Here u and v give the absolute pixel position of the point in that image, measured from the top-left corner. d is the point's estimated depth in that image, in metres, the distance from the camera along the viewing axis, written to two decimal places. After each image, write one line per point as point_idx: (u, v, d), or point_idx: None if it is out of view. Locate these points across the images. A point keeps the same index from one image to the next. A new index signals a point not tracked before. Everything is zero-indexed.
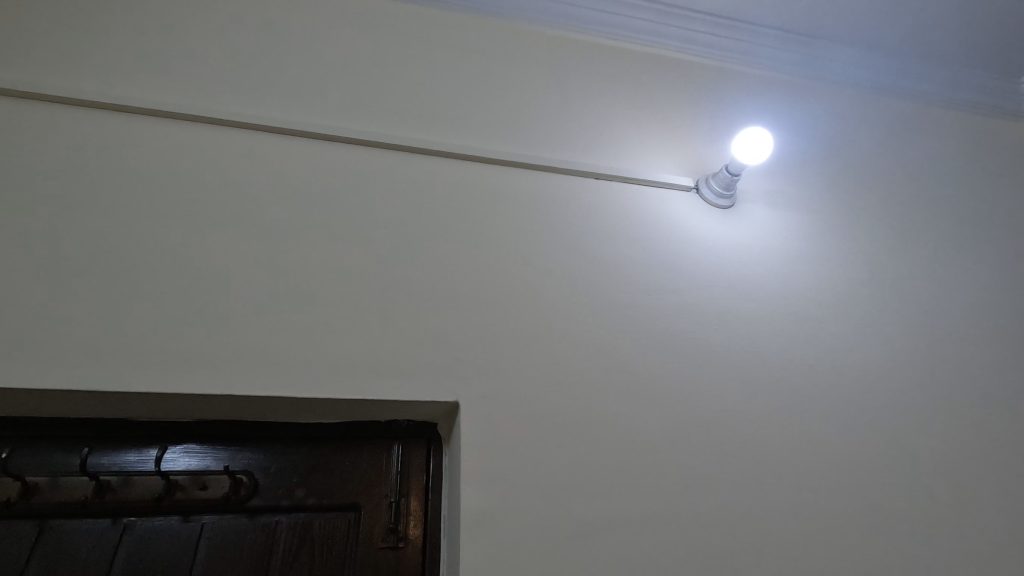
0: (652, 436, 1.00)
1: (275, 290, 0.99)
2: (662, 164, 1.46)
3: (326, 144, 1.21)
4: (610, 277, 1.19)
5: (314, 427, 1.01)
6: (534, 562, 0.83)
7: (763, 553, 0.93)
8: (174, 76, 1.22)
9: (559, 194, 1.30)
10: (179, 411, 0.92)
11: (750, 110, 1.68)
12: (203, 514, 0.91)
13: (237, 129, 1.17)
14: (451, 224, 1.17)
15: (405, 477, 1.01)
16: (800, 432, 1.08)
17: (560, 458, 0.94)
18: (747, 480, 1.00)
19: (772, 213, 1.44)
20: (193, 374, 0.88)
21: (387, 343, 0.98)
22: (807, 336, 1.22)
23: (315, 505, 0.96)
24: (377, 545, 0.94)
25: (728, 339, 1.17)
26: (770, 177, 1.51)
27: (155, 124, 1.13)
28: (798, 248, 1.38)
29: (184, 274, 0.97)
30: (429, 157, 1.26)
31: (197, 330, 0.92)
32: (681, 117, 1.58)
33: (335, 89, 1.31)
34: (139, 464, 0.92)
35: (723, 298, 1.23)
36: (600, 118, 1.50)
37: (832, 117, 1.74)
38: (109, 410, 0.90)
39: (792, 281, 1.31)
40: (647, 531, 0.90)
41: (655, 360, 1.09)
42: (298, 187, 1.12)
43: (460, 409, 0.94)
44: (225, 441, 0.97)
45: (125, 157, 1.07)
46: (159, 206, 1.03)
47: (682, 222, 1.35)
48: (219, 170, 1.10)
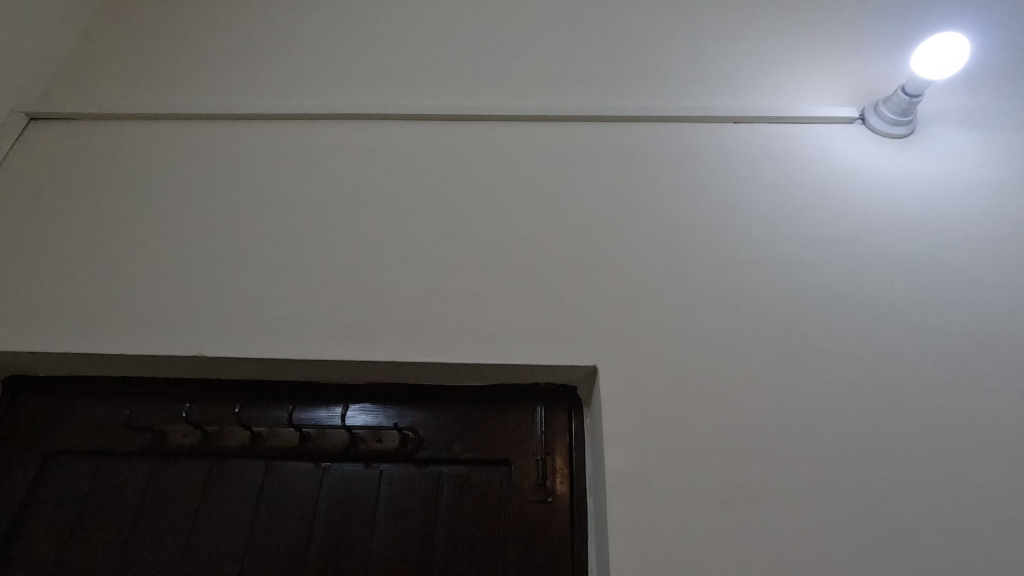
0: (812, 402, 0.92)
1: (423, 266, 1.09)
2: (817, 94, 1.27)
3: (457, 127, 1.28)
4: (755, 230, 1.09)
5: (465, 389, 1.11)
6: (682, 525, 0.83)
7: (959, 535, 0.81)
8: (326, 82, 1.37)
9: (691, 146, 1.21)
10: (355, 375, 1.07)
11: (935, 12, 1.38)
12: (381, 463, 1.06)
13: (380, 123, 1.29)
14: (579, 189, 1.16)
15: (550, 437, 1.07)
16: (1007, 399, 0.91)
17: (705, 423, 0.90)
18: (936, 452, 0.87)
19: (969, 136, 1.18)
20: (363, 343, 1.01)
21: (523, 310, 1.03)
22: (1016, 283, 1.01)
23: (470, 459, 1.05)
24: (528, 498, 1.02)
25: (906, 292, 1.01)
26: (966, 92, 1.24)
27: (315, 127, 1.29)
28: (1006, 175, 1.13)
29: (349, 256, 1.10)
30: (554, 125, 1.27)
31: (362, 305, 1.05)
32: (839, 35, 1.36)
33: (461, 71, 1.38)
34: (329, 419, 1.10)
35: (897, 244, 1.06)
36: (736, 55, 1.36)
37: None
38: (303, 374, 1.08)
39: (995, 217, 1.08)
40: (809, 502, 0.84)
41: (812, 318, 0.99)
42: (435, 170, 1.21)
43: (599, 373, 0.96)
44: (392, 401, 1.11)
45: (295, 159, 1.24)
46: (324, 199, 1.18)
47: (844, 160, 1.17)
48: (369, 163, 1.23)
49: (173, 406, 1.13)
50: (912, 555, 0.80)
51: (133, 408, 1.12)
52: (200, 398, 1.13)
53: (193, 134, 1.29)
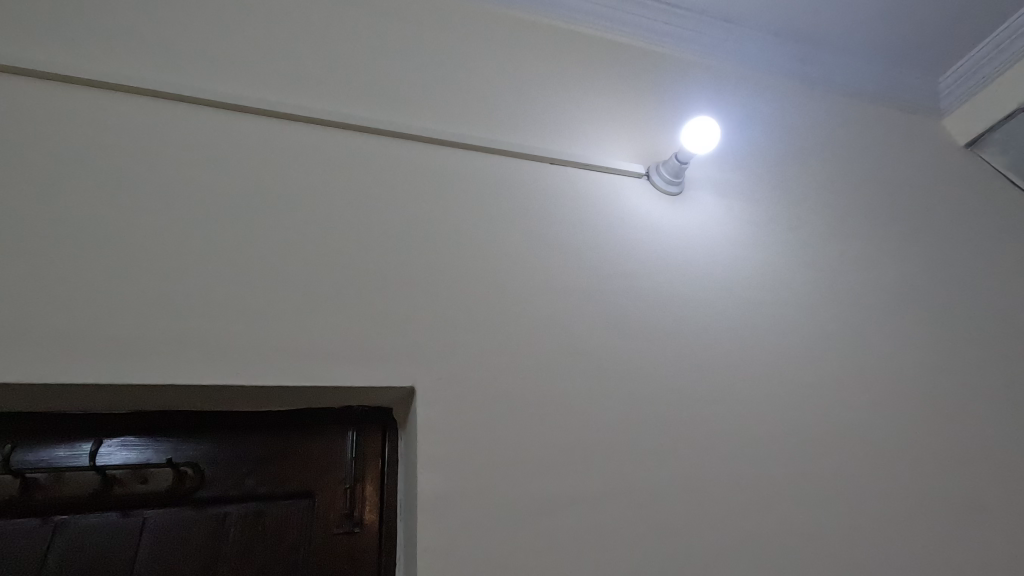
0: (604, 416, 1.04)
1: (220, 275, 0.95)
2: (614, 150, 1.49)
3: (272, 122, 1.16)
4: (564, 261, 1.21)
5: (263, 415, 0.98)
6: (491, 541, 0.85)
7: (705, 522, 0.99)
8: (98, 42, 1.12)
9: (513, 179, 1.30)
10: (114, 402, 0.87)
11: (698, 99, 1.73)
12: (144, 509, 0.87)
13: (172, 103, 1.10)
14: (406, 206, 1.15)
15: (360, 463, 1.00)
16: (740, 407, 1.15)
17: (516, 440, 0.95)
18: (692, 455, 1.05)
19: (717, 200, 1.50)
20: (130, 362, 0.83)
21: (339, 328, 0.96)
22: (747, 316, 1.30)
23: (266, 494, 0.93)
24: (333, 532, 0.94)
25: (676, 321, 1.22)
26: (716, 165, 1.57)
27: (79, 94, 1.04)
28: (740, 233, 1.45)
29: (118, 257, 0.91)
30: (382, 138, 1.24)
31: (132, 317, 0.86)
32: (633, 103, 1.61)
33: (280, 63, 1.26)
34: (70, 459, 0.87)
35: (670, 281, 1.28)
36: (554, 102, 1.50)
37: (771, 108, 1.82)
38: (34, 403, 0.84)
39: (734, 264, 1.38)
40: (598, 507, 0.94)
41: (607, 341, 1.13)
42: (242, 166, 1.07)
43: (416, 394, 0.94)
44: (167, 432, 0.93)
45: (43, 129, 0.98)
46: (85, 184, 0.95)
47: (633, 207, 1.38)
48: (153, 148, 1.03)
49: None
50: (673, 544, 0.95)
51: None
52: None
53: None
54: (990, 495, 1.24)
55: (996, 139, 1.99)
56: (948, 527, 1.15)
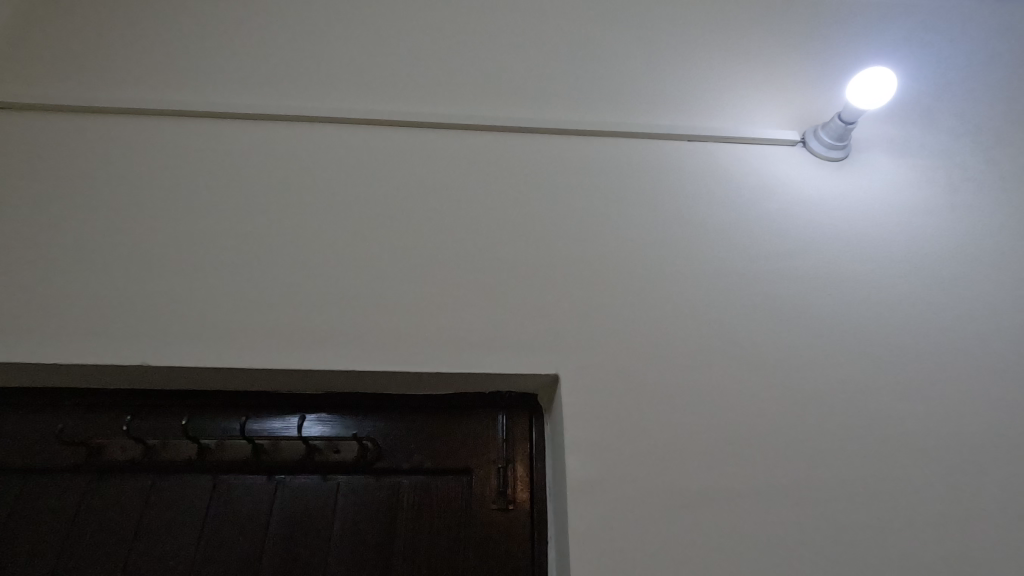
0: (759, 409, 0.97)
1: (385, 275, 1.07)
2: (762, 117, 1.35)
3: (420, 132, 1.27)
4: (708, 244, 1.15)
5: (425, 399, 1.10)
6: (639, 530, 0.86)
7: (886, 530, 0.88)
8: (284, 81, 1.33)
9: (649, 162, 1.26)
10: (313, 384, 1.04)
11: (868, 46, 1.50)
12: (338, 474, 1.04)
13: (340, 124, 1.26)
14: (541, 200, 1.19)
15: (511, 445, 1.08)
16: (930, 403, 0.99)
17: (661, 430, 0.94)
18: (868, 454, 0.94)
19: (896, 162, 1.29)
20: (321, 351, 0.99)
21: (486, 320, 1.03)
22: (936, 298, 1.11)
23: (431, 468, 1.05)
24: (489, 507, 1.02)
25: (843, 305, 1.09)
26: (893, 121, 1.35)
27: (272, 128, 1.25)
28: (927, 199, 1.24)
29: (307, 262, 1.08)
30: (517, 135, 1.28)
31: (320, 314, 1.02)
32: (784, 61, 1.45)
33: (425, 77, 1.37)
34: (284, 430, 1.07)
35: (835, 260, 1.14)
36: (692, 74, 1.42)
37: (968, 45, 1.52)
38: (257, 384, 1.04)
39: (918, 236, 1.18)
40: (756, 504, 0.88)
41: (761, 328, 1.05)
42: (398, 176, 1.20)
43: (560, 381, 0.98)
44: (351, 411, 1.09)
45: (250, 160, 1.20)
46: (281, 203, 1.14)
47: (788, 179, 1.25)
48: (328, 166, 1.20)
49: (112, 418, 1.06)
50: (846, 550, 0.86)
51: (65, 421, 1.05)
52: (142, 410, 1.07)
53: (138, 130, 1.23)
54: None
55: None
56: None
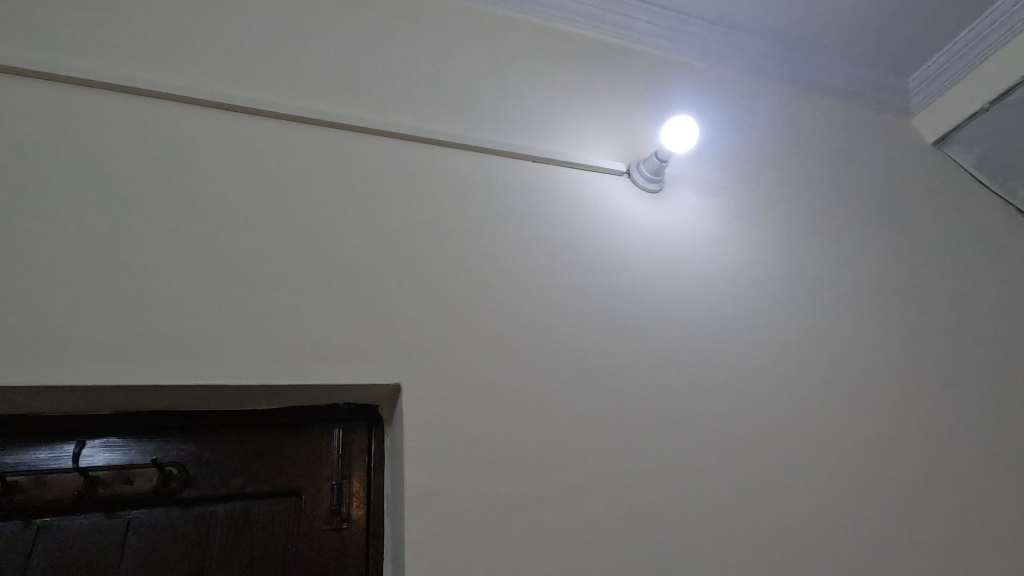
0: (587, 410, 1.06)
1: (203, 275, 0.94)
2: (595, 148, 1.51)
3: (254, 120, 1.15)
4: (546, 259, 1.23)
5: (248, 414, 0.99)
6: (478, 535, 0.87)
7: (685, 511, 1.02)
8: (75, 39, 1.11)
9: (496, 178, 1.31)
10: (98, 404, 0.87)
11: (677, 98, 1.76)
12: (130, 510, 0.87)
13: (152, 100, 1.09)
14: (389, 205, 1.16)
15: (347, 460, 1.01)
16: (719, 399, 1.18)
17: (500, 435, 0.97)
18: (673, 446, 1.08)
19: (696, 198, 1.53)
20: (112, 363, 0.82)
21: (324, 327, 0.97)
22: (723, 312, 1.33)
23: (253, 492, 0.94)
24: (320, 528, 0.95)
25: (655, 317, 1.25)
26: (695, 163, 1.61)
27: (55, 92, 1.03)
28: (718, 230, 1.48)
29: (97, 256, 0.90)
30: (365, 136, 1.24)
31: (114, 318, 0.86)
32: (613, 101, 1.64)
33: (262, 62, 1.25)
34: (53, 461, 0.86)
35: (650, 278, 1.31)
36: (536, 101, 1.52)
37: (748, 107, 1.87)
38: (14, 405, 0.83)
39: (711, 261, 1.41)
40: (582, 499, 0.97)
41: (590, 337, 1.16)
42: (225, 166, 1.07)
43: (402, 391, 0.96)
44: (151, 433, 0.93)
45: (19, 126, 0.96)
46: (65, 183, 0.94)
47: (614, 205, 1.41)
48: (133, 146, 1.02)
49: None
50: (654, 533, 0.98)
51: None
52: None
53: None
54: (960, 482, 1.29)
55: (962, 139, 2.06)
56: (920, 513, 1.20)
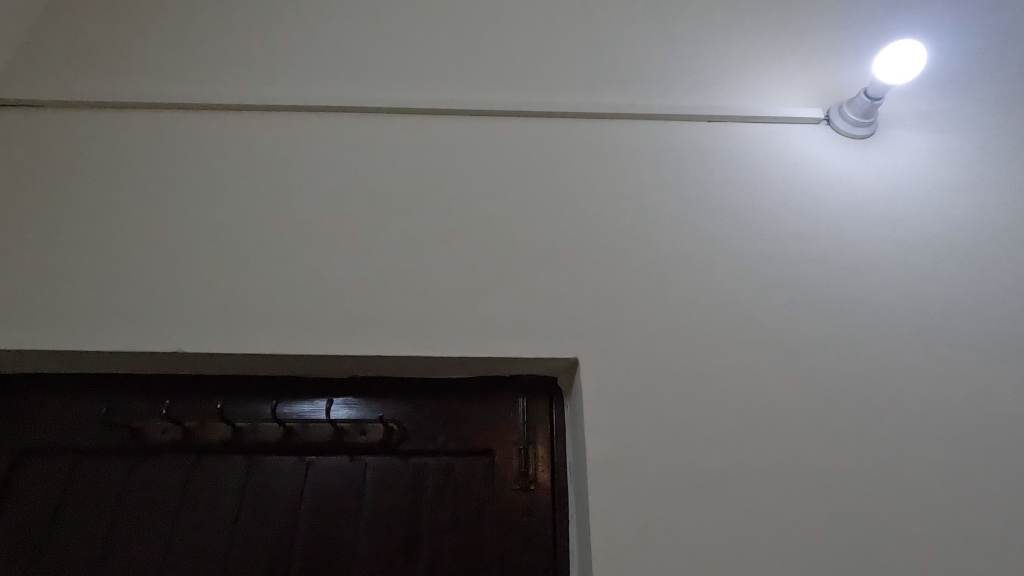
0: (779, 390, 0.97)
1: (406, 262, 1.09)
2: (785, 95, 1.33)
3: (439, 121, 1.28)
4: (726, 227, 1.14)
5: (448, 382, 1.13)
6: (657, 510, 0.88)
7: (906, 511, 0.88)
8: (305, 72, 1.35)
9: (668, 144, 1.25)
10: (339, 370, 1.08)
11: (896, 17, 1.45)
12: (365, 455, 1.08)
13: (360, 114, 1.28)
14: (559, 185, 1.19)
15: (531, 427, 1.10)
16: (954, 384, 0.98)
17: (680, 412, 0.95)
18: (891, 437, 0.94)
19: (925, 138, 1.25)
20: (347, 338, 1.02)
21: (505, 305, 1.05)
22: (962, 278, 1.09)
23: (454, 450, 1.08)
24: (511, 487, 1.05)
25: (866, 286, 1.07)
26: (922, 96, 1.31)
27: (295, 120, 1.28)
28: (956, 177, 1.20)
29: (331, 250, 1.11)
30: (534, 120, 1.28)
31: (345, 301, 1.05)
32: (808, 36, 1.41)
33: (442, 65, 1.38)
34: (313, 413, 1.11)
35: (859, 241, 1.12)
36: (712, 54, 1.40)
37: (1005, 11, 1.45)
38: (286, 369, 1.08)
39: (945, 216, 1.15)
40: (773, 485, 0.89)
41: (783, 310, 1.05)
42: (417, 165, 1.22)
43: (579, 365, 0.99)
44: (376, 394, 1.13)
45: (274, 152, 1.23)
46: (305, 194, 1.17)
47: (811, 159, 1.23)
48: (349, 155, 1.22)
49: (151, 402, 1.11)
50: (866, 532, 0.86)
51: (110, 404, 1.11)
52: (179, 394, 1.12)
53: (168, 125, 1.26)
54: None
55: None
56: None
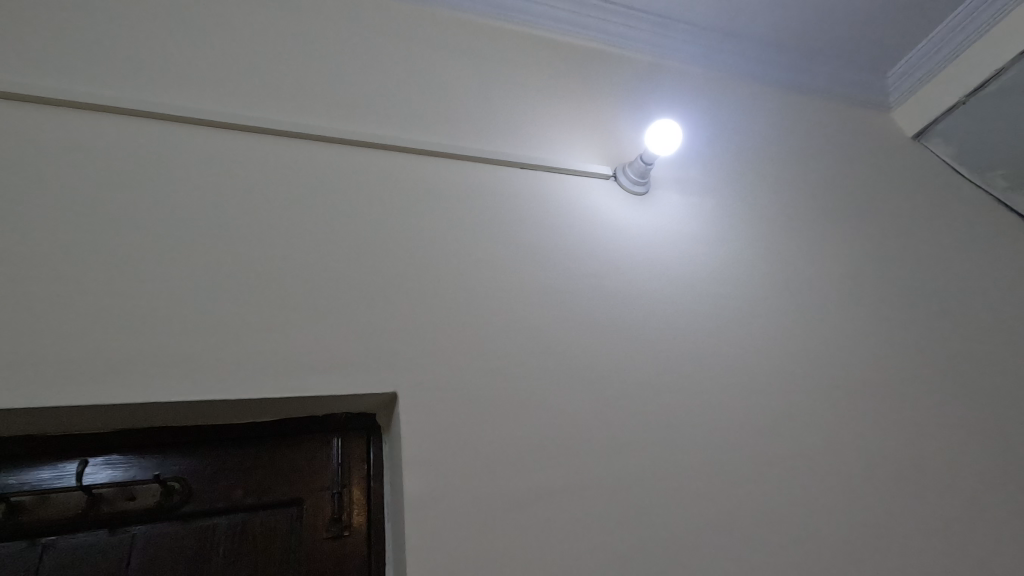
0: (580, 412, 1.08)
1: (198, 293, 0.96)
2: (582, 154, 1.54)
3: (246, 136, 1.17)
4: (535, 265, 1.25)
5: (247, 427, 1.00)
6: (475, 539, 0.89)
7: (677, 508, 1.04)
8: (67, 61, 1.12)
9: (485, 187, 1.34)
10: (100, 422, 0.88)
11: (662, 101, 1.80)
12: (134, 525, 0.89)
13: (144, 120, 1.11)
14: (380, 217, 1.18)
15: (346, 468, 1.03)
16: (709, 397, 1.21)
17: (495, 439, 0.99)
18: (665, 445, 1.11)
19: (683, 199, 1.56)
20: (115, 383, 0.84)
21: (319, 338, 0.99)
22: (712, 311, 1.36)
23: (253, 504, 0.95)
24: (322, 537, 0.96)
25: (645, 318, 1.27)
26: (680, 165, 1.64)
27: (47, 114, 1.04)
28: (704, 231, 1.51)
29: (93, 277, 0.91)
30: (355, 148, 1.26)
31: (112, 339, 0.87)
32: (599, 106, 1.67)
33: (252, 78, 1.27)
34: (56, 480, 0.88)
35: (639, 281, 1.33)
36: (524, 110, 1.55)
37: (731, 108, 1.90)
38: (18, 426, 0.84)
39: (698, 261, 1.44)
40: (575, 499, 0.99)
41: (582, 339, 1.18)
42: (215, 184, 1.08)
43: (399, 399, 0.97)
44: (152, 448, 0.94)
45: (11, 150, 0.98)
46: (57, 206, 0.95)
47: (602, 209, 1.43)
48: (125, 166, 1.04)
49: None
50: (649, 531, 1.00)
51: None
52: None
53: None
54: (950, 472, 1.32)
55: (940, 132, 2.11)
56: (908, 502, 1.23)
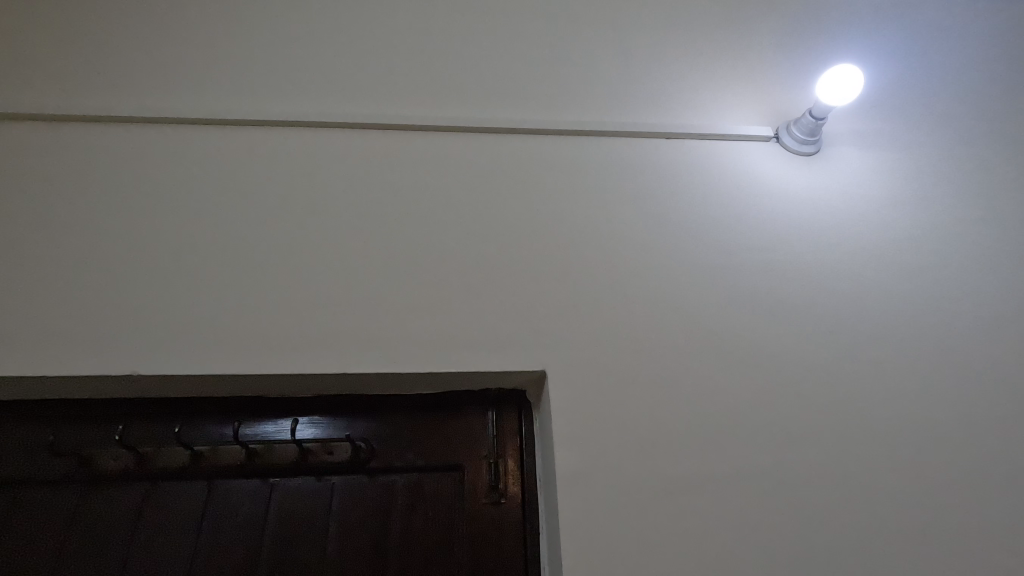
0: (739, 396, 1.01)
1: (372, 279, 1.09)
2: (738, 114, 1.40)
3: (404, 135, 1.28)
4: (685, 241, 1.18)
5: (415, 397, 1.12)
6: (625, 518, 0.89)
7: (859, 509, 0.92)
8: (267, 86, 1.34)
9: (629, 161, 1.29)
10: (305, 388, 1.06)
11: (838, 42, 1.55)
12: (332, 475, 1.06)
13: (324, 129, 1.27)
14: (524, 200, 1.21)
15: (500, 440, 1.10)
16: (900, 386, 1.04)
17: (644, 421, 0.97)
18: (843, 438, 0.98)
19: (866, 156, 1.33)
20: (314, 356, 1.00)
21: (473, 318, 1.06)
22: (905, 285, 1.15)
23: (423, 466, 1.07)
24: (482, 501, 1.05)
25: (817, 295, 1.13)
26: (862, 115, 1.40)
27: (255, 133, 1.25)
28: (895, 191, 1.28)
29: (294, 267, 1.09)
30: (499, 135, 1.30)
31: (310, 319, 1.04)
32: (758, 58, 1.49)
33: (407, 80, 1.38)
34: (277, 434, 1.08)
35: (809, 253, 1.18)
36: (670, 74, 1.45)
37: (931, 40, 1.57)
38: (250, 389, 1.05)
39: (887, 228, 1.23)
40: (734, 489, 0.93)
41: (739, 318, 1.09)
42: (381, 180, 1.21)
43: (547, 377, 1.01)
44: (342, 412, 1.11)
45: (233, 166, 1.20)
46: (266, 210, 1.15)
47: (762, 175, 1.29)
48: (312, 171, 1.21)
49: (105, 427, 1.07)
50: (823, 531, 0.90)
51: (60, 432, 1.06)
52: (134, 418, 1.08)
53: (121, 138, 1.22)
54: None
55: None
56: None
